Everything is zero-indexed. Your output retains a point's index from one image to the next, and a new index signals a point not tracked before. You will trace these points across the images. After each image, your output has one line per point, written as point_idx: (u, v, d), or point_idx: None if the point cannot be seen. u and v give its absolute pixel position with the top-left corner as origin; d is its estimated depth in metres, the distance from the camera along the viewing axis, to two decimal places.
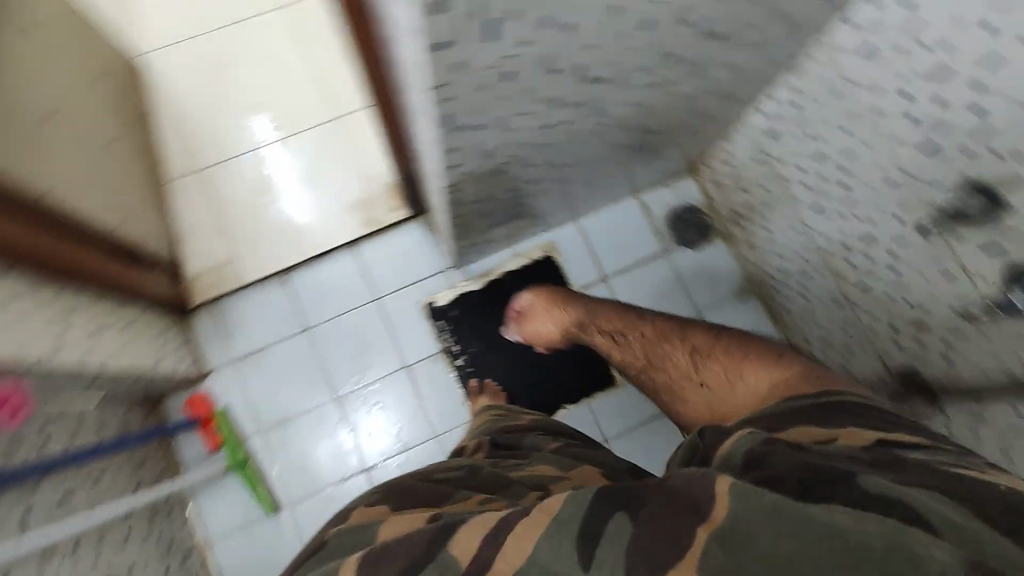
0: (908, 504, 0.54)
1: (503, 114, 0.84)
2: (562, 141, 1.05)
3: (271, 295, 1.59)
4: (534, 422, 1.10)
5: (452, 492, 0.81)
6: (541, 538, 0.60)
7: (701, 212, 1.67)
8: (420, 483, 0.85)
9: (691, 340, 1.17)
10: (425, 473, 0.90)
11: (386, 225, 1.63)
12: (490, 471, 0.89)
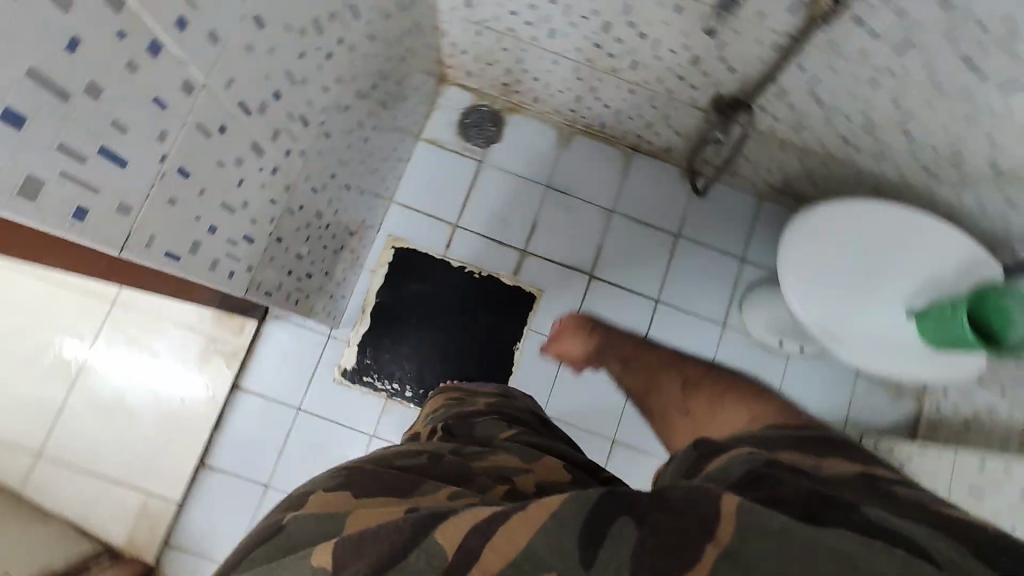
0: (831, 452, 0.51)
1: (238, 188, 0.62)
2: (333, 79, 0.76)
3: (212, 487, 1.17)
4: (488, 406, 0.84)
5: (414, 476, 0.55)
6: (537, 531, 0.40)
7: (490, 108, 1.36)
8: (354, 475, 0.55)
9: (648, 363, 0.92)
10: (368, 456, 0.61)
11: (245, 351, 1.21)
12: (456, 456, 0.59)
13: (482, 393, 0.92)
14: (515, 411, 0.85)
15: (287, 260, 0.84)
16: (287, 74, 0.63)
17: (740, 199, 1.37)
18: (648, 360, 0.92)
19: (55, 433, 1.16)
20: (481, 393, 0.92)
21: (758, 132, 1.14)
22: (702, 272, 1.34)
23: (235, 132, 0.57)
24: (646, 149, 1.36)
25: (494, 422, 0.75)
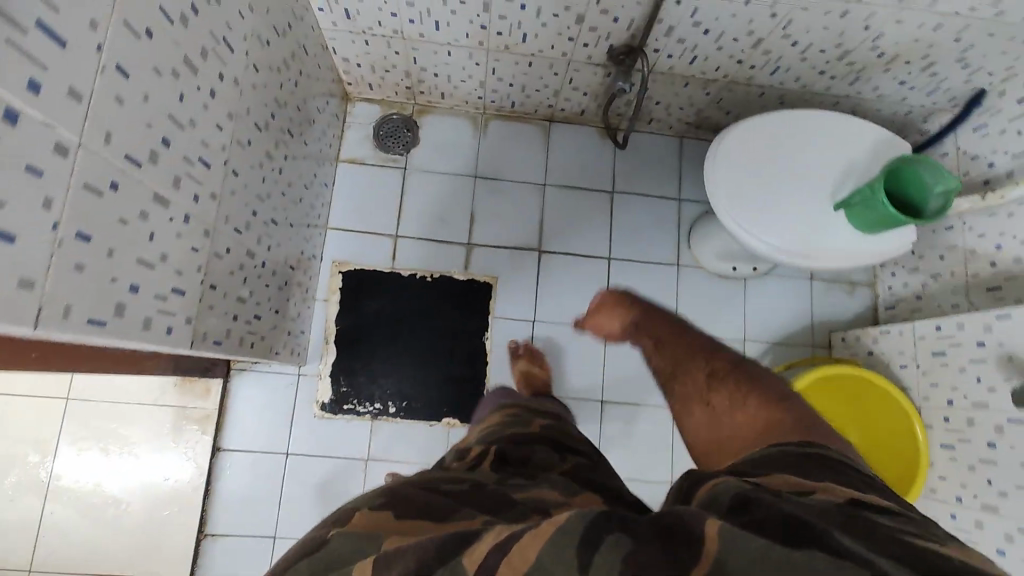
0: (811, 463, 0.48)
1: (149, 241, 0.61)
2: (227, 120, 0.76)
3: (217, 555, 1.14)
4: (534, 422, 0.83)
5: (449, 500, 0.52)
6: (544, 544, 0.38)
7: (401, 115, 1.36)
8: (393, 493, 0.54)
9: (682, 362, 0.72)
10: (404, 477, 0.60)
11: (217, 412, 1.18)
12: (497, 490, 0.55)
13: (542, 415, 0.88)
14: (558, 426, 0.83)
15: (229, 306, 0.83)
16: (170, 119, 0.62)
17: (663, 142, 1.40)
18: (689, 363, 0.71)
19: (44, 542, 1.11)
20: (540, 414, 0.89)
21: (658, 74, 1.17)
22: (645, 220, 1.37)
23: (129, 187, 0.56)
24: (562, 116, 1.38)
25: (544, 443, 0.73)
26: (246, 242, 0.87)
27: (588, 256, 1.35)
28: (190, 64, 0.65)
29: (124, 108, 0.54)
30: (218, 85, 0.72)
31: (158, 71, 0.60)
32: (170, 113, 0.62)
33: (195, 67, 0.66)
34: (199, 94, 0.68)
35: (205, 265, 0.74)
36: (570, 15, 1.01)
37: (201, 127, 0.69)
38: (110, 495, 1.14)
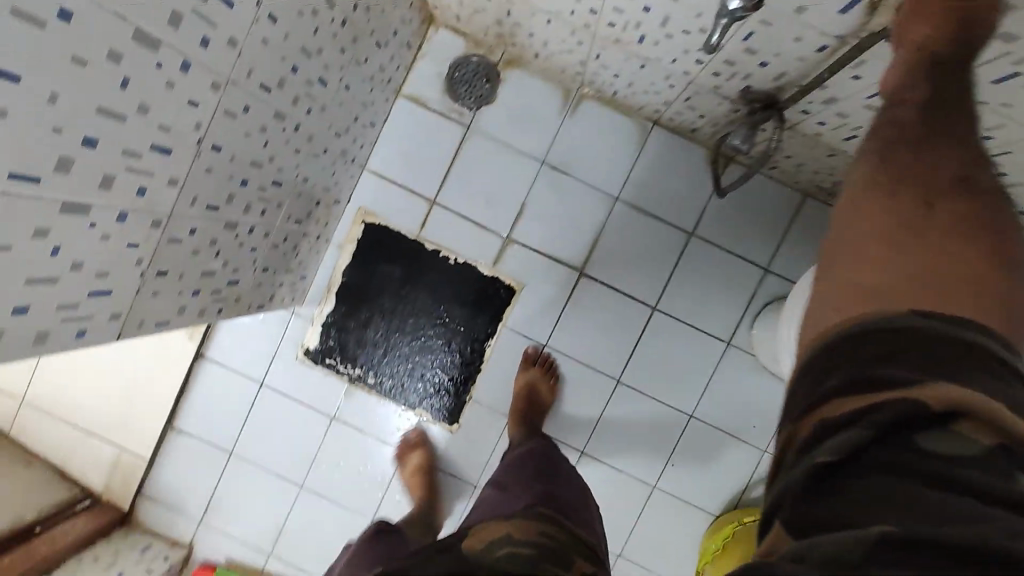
0: None
1: (51, 257, 0.52)
2: (211, 90, 0.62)
3: (177, 449, 1.21)
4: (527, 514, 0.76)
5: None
6: None
7: (484, 60, 1.13)
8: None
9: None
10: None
11: (209, 321, 1.18)
12: None
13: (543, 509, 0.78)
14: (555, 528, 0.75)
15: (185, 285, 0.75)
16: (101, 115, 0.50)
17: (778, 196, 1.12)
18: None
19: (33, 383, 1.18)
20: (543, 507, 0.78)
21: (799, 134, 0.88)
22: (714, 280, 1.15)
23: (15, 209, 0.46)
24: (670, 124, 1.11)
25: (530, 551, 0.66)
26: (226, 213, 0.76)
27: (633, 297, 1.16)
28: (147, 38, 0.50)
29: (8, 121, 0.42)
30: (199, 54, 0.57)
31: (86, 60, 0.46)
32: (101, 107, 0.49)
33: (156, 41, 0.51)
34: (161, 73, 0.54)
35: (149, 257, 0.65)
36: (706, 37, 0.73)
37: (158, 112, 0.55)
38: (95, 362, 1.18)
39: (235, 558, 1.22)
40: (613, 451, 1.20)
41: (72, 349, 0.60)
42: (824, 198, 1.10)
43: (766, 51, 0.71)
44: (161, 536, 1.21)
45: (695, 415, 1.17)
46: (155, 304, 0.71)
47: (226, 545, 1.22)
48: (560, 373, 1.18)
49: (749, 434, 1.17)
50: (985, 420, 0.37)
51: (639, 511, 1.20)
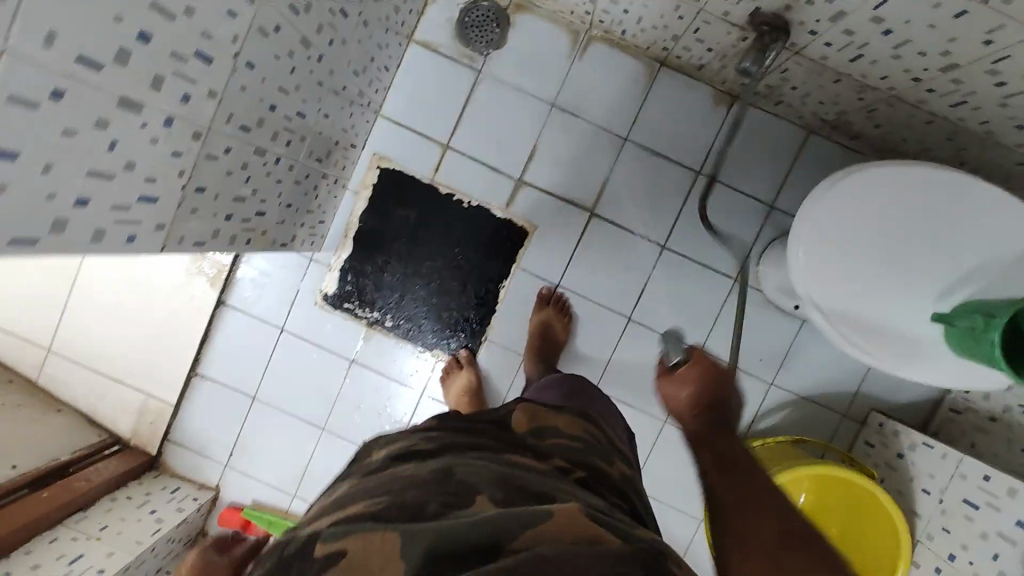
0: None
1: (109, 151, 0.54)
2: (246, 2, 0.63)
3: (202, 394, 1.24)
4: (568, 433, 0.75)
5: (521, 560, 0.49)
6: None
7: (494, 4, 1.15)
8: (451, 543, 0.52)
9: (720, 448, 0.62)
10: (433, 499, 0.57)
11: (229, 269, 1.21)
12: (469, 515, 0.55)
13: (582, 423, 0.79)
14: (594, 448, 0.74)
15: (220, 207, 0.78)
16: (154, 10, 0.52)
17: (783, 132, 1.14)
18: (730, 447, 0.61)
19: (61, 332, 1.22)
20: (582, 422, 0.79)
21: (805, 59, 0.91)
22: (721, 217, 1.18)
23: (80, 94, 0.49)
24: (677, 64, 1.13)
25: (574, 485, 0.65)
26: (256, 137, 0.79)
27: (641, 235, 1.19)
28: None
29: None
30: None
31: None
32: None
33: None
34: None
35: (191, 168, 0.67)
36: None
37: (201, 16, 0.57)
38: (120, 310, 1.21)
39: (260, 500, 1.26)
40: (624, 387, 1.23)
41: (123, 254, 0.62)
42: (829, 132, 1.12)
43: None
44: (189, 479, 1.25)
45: (704, 349, 1.21)
46: (195, 222, 0.73)
47: (251, 487, 1.26)
48: (573, 312, 1.21)
49: (756, 367, 1.19)
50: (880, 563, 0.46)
51: (650, 444, 1.24)
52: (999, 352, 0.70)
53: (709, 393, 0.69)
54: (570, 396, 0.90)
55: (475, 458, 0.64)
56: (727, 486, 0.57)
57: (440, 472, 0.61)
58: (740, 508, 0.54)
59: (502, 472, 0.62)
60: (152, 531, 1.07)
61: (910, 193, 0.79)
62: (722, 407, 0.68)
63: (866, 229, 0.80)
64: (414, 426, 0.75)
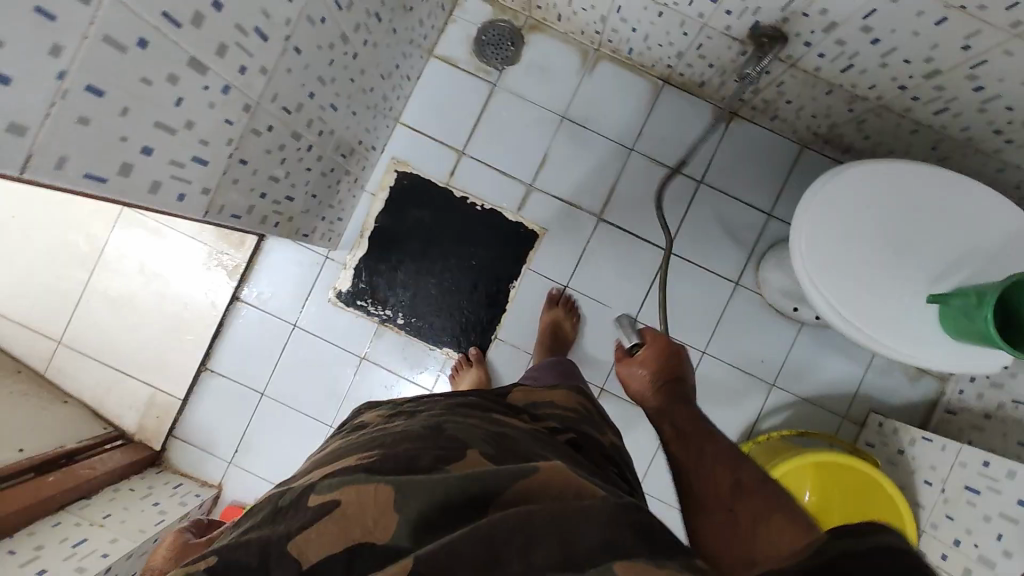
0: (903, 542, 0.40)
1: (175, 107, 0.59)
2: None
3: (211, 388, 1.25)
4: (564, 405, 0.71)
5: (514, 516, 0.42)
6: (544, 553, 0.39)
7: (510, 23, 1.24)
8: (442, 497, 0.45)
9: (674, 416, 0.71)
10: (426, 452, 0.51)
11: (245, 265, 1.24)
12: (453, 466, 0.49)
13: (579, 395, 0.76)
14: (588, 420, 0.70)
15: (257, 183, 0.82)
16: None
17: (778, 146, 1.22)
18: (682, 412, 0.71)
19: (74, 324, 1.23)
20: (580, 395, 0.77)
21: (799, 71, 0.99)
22: (722, 223, 1.24)
23: (160, 47, 0.53)
24: (680, 82, 1.22)
25: (570, 451, 0.59)
26: (296, 122, 0.84)
27: (646, 239, 1.25)
28: None
29: None
30: None
31: None
32: None
33: None
34: None
35: (238, 138, 0.72)
36: None
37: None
38: (135, 303, 1.23)
39: (262, 499, 1.25)
40: None
41: (171, 211, 0.66)
42: (821, 146, 1.20)
43: None
44: (191, 476, 1.25)
45: (706, 351, 1.24)
46: (235, 193, 0.77)
47: (255, 486, 1.25)
48: (580, 313, 1.25)
49: (758, 368, 1.24)
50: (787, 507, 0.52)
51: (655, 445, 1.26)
52: (991, 327, 0.76)
53: (665, 373, 0.81)
54: (565, 379, 0.86)
55: (469, 418, 0.59)
56: (684, 444, 0.64)
57: (433, 428, 0.55)
58: (697, 463, 0.60)
59: (495, 433, 0.56)
60: (155, 521, 1.05)
61: (897, 185, 0.86)
62: (676, 386, 0.78)
63: (862, 220, 0.86)
64: (403, 401, 0.70)
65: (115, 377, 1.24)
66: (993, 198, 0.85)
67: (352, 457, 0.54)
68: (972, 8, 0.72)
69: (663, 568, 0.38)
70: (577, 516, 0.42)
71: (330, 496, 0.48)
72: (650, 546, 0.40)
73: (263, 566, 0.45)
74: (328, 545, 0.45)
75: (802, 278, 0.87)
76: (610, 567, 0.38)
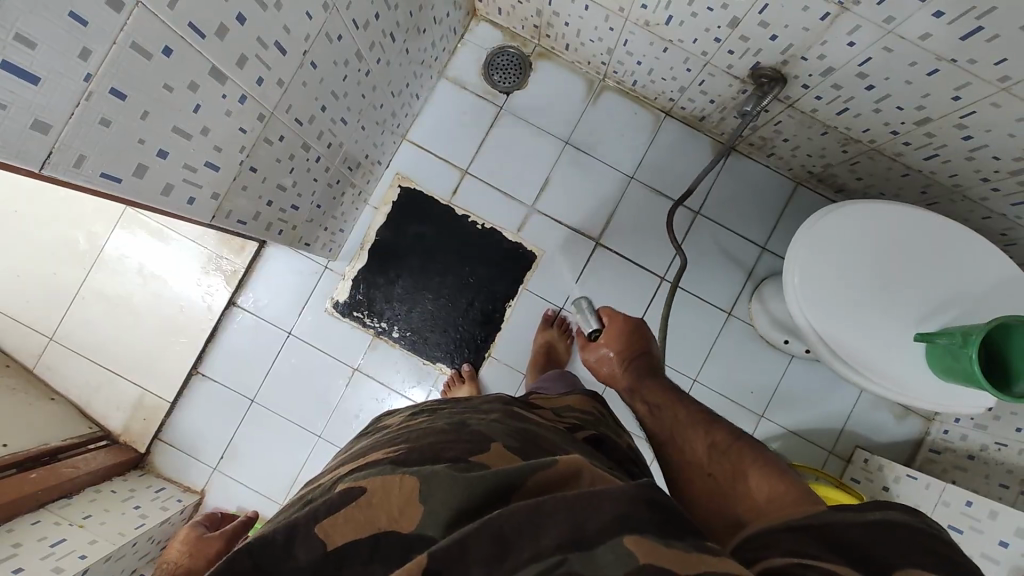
0: (915, 549, 0.41)
1: (193, 113, 0.60)
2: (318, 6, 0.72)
3: (201, 392, 1.25)
4: (579, 408, 0.72)
5: (528, 508, 0.42)
6: (555, 533, 0.40)
7: (519, 50, 1.27)
8: (469, 491, 0.45)
9: (645, 391, 0.73)
10: (451, 445, 0.51)
11: (244, 271, 1.25)
12: (478, 457, 0.49)
13: (584, 397, 0.77)
14: (605, 422, 0.71)
15: (264, 192, 0.83)
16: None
17: (774, 182, 1.25)
18: (653, 387, 0.73)
19: (67, 320, 1.23)
20: (578, 394, 0.78)
21: (797, 111, 1.03)
22: (716, 255, 1.26)
23: (185, 55, 0.55)
24: (681, 115, 1.25)
25: (590, 449, 0.60)
26: (307, 131, 0.85)
27: (641, 266, 1.27)
28: None
29: None
30: None
31: None
32: None
33: None
34: None
35: (252, 142, 0.73)
36: (718, 7, 0.89)
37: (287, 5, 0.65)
38: (130, 303, 1.23)
39: (246, 509, 1.23)
40: (620, 413, 1.27)
41: (184, 213, 0.67)
42: (815, 185, 1.23)
43: (770, 22, 0.86)
44: (176, 483, 1.24)
45: (698, 380, 1.25)
46: (241, 203, 0.79)
47: (240, 495, 1.24)
48: (574, 335, 1.26)
49: (748, 400, 1.25)
50: (765, 474, 0.54)
51: None
52: (976, 366, 0.78)
53: (632, 351, 0.82)
54: (574, 387, 0.87)
55: (488, 414, 0.59)
56: (658, 416, 0.68)
57: (456, 424, 0.56)
58: (673, 431, 0.65)
59: (518, 428, 0.56)
60: (137, 526, 1.04)
61: (896, 232, 0.89)
62: (642, 355, 0.81)
63: (859, 256, 0.89)
64: (413, 408, 0.71)
65: (106, 377, 1.23)
66: (982, 244, 0.88)
67: (377, 453, 0.54)
68: (962, 62, 0.76)
69: (672, 548, 0.39)
70: (589, 499, 0.42)
71: (357, 489, 0.48)
72: (663, 530, 0.40)
73: (289, 547, 0.45)
74: (354, 531, 0.45)
75: (797, 316, 0.90)
76: (620, 543, 0.39)
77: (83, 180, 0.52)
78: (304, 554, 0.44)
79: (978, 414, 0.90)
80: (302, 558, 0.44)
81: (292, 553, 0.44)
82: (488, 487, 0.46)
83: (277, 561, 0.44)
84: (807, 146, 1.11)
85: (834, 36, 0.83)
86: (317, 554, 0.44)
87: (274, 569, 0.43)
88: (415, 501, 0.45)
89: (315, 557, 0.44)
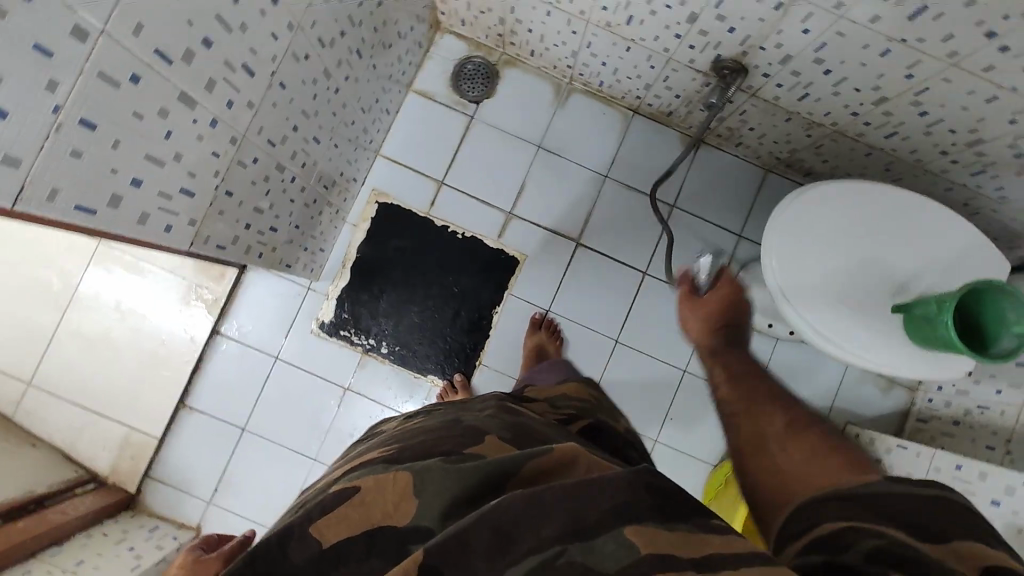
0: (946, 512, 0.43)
1: (164, 139, 0.60)
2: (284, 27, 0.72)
3: (190, 425, 1.23)
4: (573, 397, 0.73)
5: (525, 497, 0.42)
6: (556, 524, 0.40)
7: (485, 59, 1.29)
8: (462, 479, 0.45)
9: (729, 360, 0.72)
10: (444, 441, 0.52)
11: (225, 298, 1.24)
12: (471, 448, 0.50)
13: (578, 383, 0.78)
14: (601, 408, 0.71)
15: (242, 215, 0.83)
16: (218, 20, 0.59)
17: (745, 170, 1.28)
18: (735, 359, 0.71)
19: (44, 363, 1.20)
20: (571, 382, 0.79)
21: (760, 100, 1.06)
22: (695, 245, 1.28)
23: (153, 82, 0.54)
24: (648, 112, 1.28)
25: (584, 438, 0.60)
26: (280, 152, 0.85)
27: (623, 263, 1.28)
28: None
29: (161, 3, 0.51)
30: None
31: None
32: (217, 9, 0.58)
33: None
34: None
35: (225, 165, 0.73)
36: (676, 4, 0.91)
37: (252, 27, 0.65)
38: (109, 341, 1.21)
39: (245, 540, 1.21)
40: None
41: (161, 241, 0.67)
42: (784, 170, 1.27)
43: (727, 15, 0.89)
44: (170, 519, 1.21)
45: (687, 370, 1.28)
46: (218, 228, 0.78)
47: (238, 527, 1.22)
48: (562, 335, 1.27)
49: None
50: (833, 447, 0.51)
51: None
52: (951, 331, 0.80)
53: (723, 316, 0.82)
54: (567, 374, 0.87)
55: (482, 411, 0.59)
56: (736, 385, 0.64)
57: (449, 422, 0.56)
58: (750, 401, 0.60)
59: (512, 423, 0.57)
60: (133, 566, 1.02)
61: (864, 207, 0.92)
62: (728, 325, 0.80)
63: (830, 234, 0.91)
64: (406, 414, 0.70)
65: (89, 418, 1.20)
66: (946, 216, 0.92)
67: (371, 455, 0.54)
68: (912, 41, 0.79)
69: (674, 531, 0.40)
70: (584, 487, 0.42)
71: (350, 489, 0.48)
72: (663, 514, 0.41)
73: (284, 549, 0.44)
74: (349, 528, 0.45)
75: (779, 300, 0.91)
76: (622, 532, 0.39)
77: (57, 214, 0.52)
78: (298, 555, 0.44)
79: (957, 378, 0.92)
80: (296, 559, 0.44)
81: (286, 554, 0.44)
82: (482, 476, 0.46)
83: (272, 564, 0.44)
84: (773, 134, 1.14)
85: (788, 25, 0.85)
86: (313, 552, 0.44)
87: (268, 571, 0.43)
88: (406, 494, 0.45)
89: (309, 556, 0.44)
